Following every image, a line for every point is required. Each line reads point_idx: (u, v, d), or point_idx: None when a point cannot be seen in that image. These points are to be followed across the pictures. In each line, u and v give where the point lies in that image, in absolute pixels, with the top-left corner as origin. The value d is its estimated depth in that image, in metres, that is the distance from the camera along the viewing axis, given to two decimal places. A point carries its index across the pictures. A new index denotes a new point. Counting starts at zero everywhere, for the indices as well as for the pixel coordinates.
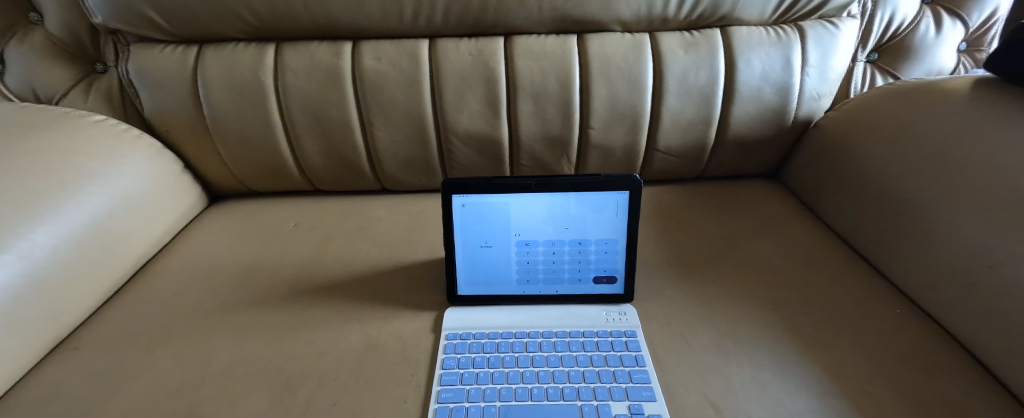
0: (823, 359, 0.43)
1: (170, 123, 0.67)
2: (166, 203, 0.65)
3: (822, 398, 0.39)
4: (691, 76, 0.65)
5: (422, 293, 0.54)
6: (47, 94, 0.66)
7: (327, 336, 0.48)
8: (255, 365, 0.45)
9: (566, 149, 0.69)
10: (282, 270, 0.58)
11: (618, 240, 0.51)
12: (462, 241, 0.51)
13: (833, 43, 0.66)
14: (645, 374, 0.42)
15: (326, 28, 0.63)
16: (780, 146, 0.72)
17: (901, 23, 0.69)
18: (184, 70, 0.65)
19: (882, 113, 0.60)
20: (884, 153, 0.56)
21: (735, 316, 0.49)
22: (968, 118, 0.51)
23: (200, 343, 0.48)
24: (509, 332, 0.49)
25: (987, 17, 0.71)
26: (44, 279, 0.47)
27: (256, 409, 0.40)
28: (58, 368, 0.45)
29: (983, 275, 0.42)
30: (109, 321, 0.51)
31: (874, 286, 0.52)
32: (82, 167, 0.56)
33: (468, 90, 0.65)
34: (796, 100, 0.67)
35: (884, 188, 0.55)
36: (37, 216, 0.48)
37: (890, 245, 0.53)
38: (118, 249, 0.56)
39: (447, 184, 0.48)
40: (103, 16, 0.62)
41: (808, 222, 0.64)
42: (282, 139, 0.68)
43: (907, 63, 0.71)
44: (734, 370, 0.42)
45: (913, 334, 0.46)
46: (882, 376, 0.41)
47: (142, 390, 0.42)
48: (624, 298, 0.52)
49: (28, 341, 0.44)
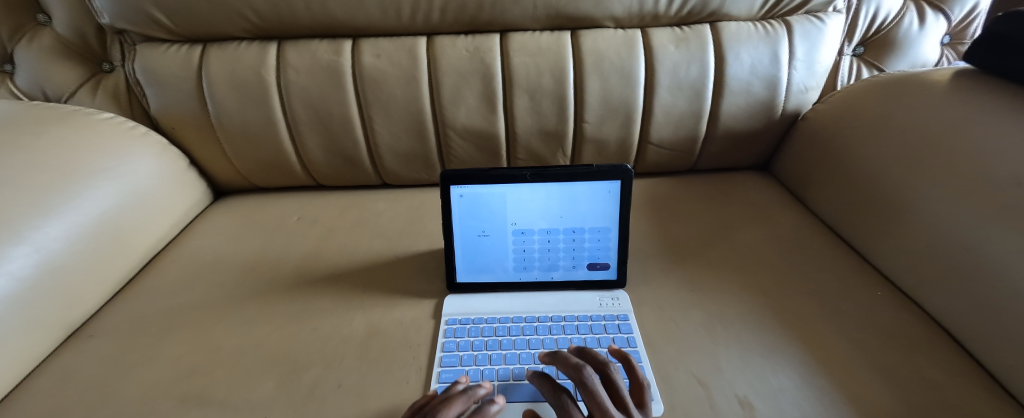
0: (806, 338, 0.45)
1: (176, 121, 0.69)
2: (173, 198, 0.67)
3: (804, 375, 0.41)
4: (682, 70, 0.66)
5: (422, 282, 0.56)
6: (56, 93, 0.68)
7: (331, 323, 0.50)
8: (263, 349, 0.47)
9: (562, 143, 0.71)
10: (286, 261, 0.60)
11: (611, 228, 0.53)
12: (461, 231, 0.53)
13: (819, 37, 0.68)
14: (636, 355, 0.44)
15: (327, 27, 0.65)
16: (769, 138, 0.74)
17: (885, 18, 0.70)
18: (189, 69, 0.66)
19: (866, 105, 0.62)
20: (868, 143, 0.58)
21: (724, 300, 0.51)
22: (947, 109, 0.53)
23: (209, 331, 0.50)
24: (506, 317, 0.51)
25: (969, 11, 0.72)
26: (57, 270, 0.49)
27: (267, 391, 0.42)
28: (75, 355, 0.47)
29: (959, 258, 0.44)
30: (121, 311, 0.53)
31: (857, 271, 0.54)
32: (92, 163, 0.58)
33: (465, 86, 0.67)
34: (784, 93, 0.69)
35: (868, 177, 0.56)
36: (49, 210, 0.50)
37: (872, 232, 0.55)
38: (127, 242, 0.58)
39: (446, 175, 0.50)
40: (110, 16, 0.64)
41: (796, 211, 0.66)
42: (285, 135, 0.70)
43: (892, 56, 0.73)
44: (722, 350, 0.45)
45: (892, 315, 0.48)
46: (862, 354, 0.43)
47: (156, 374, 0.44)
48: (617, 284, 0.54)
49: (44, 329, 0.46)
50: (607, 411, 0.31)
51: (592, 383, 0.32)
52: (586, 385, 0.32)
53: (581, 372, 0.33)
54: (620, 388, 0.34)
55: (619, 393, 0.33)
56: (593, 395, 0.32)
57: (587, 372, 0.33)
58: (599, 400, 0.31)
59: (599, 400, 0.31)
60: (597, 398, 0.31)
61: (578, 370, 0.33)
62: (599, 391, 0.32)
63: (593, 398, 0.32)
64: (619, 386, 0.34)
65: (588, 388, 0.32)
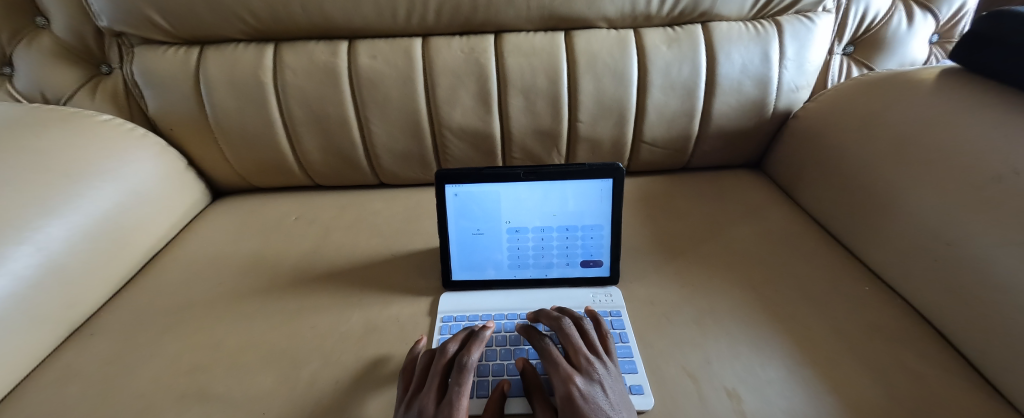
0: (794, 332, 0.46)
1: (174, 122, 0.70)
2: (172, 199, 0.67)
3: (792, 368, 0.42)
4: (674, 70, 0.67)
5: (418, 280, 0.57)
6: (54, 95, 0.68)
7: (328, 320, 0.51)
8: (262, 347, 0.48)
9: (556, 142, 0.72)
10: (284, 260, 0.61)
11: (604, 226, 0.54)
12: (456, 230, 0.54)
13: (809, 37, 0.69)
14: (627, 350, 0.45)
15: (323, 28, 0.66)
16: (761, 136, 0.75)
17: (875, 18, 0.71)
18: (187, 71, 0.67)
19: (855, 103, 0.63)
20: (856, 140, 0.59)
21: (714, 295, 0.52)
22: (934, 107, 0.54)
23: (208, 328, 0.50)
24: (501, 314, 0.51)
25: (957, 10, 0.73)
26: (59, 269, 0.49)
27: (266, 386, 0.43)
28: (76, 353, 0.48)
29: (944, 252, 0.45)
30: (121, 310, 0.54)
31: (847, 266, 0.55)
32: (93, 163, 0.58)
33: (460, 86, 0.67)
34: (774, 91, 0.70)
35: (857, 173, 0.57)
36: (51, 210, 0.51)
37: (860, 228, 0.56)
38: (127, 242, 0.58)
39: (440, 174, 0.51)
40: (108, 19, 0.64)
41: (788, 208, 0.67)
42: (282, 135, 0.71)
43: (881, 55, 0.74)
44: (712, 343, 0.45)
45: (879, 308, 0.49)
46: (850, 348, 0.44)
47: (157, 371, 0.45)
48: (610, 280, 0.55)
49: (47, 327, 0.47)
50: (579, 349, 0.39)
51: (568, 328, 0.41)
52: (563, 330, 0.41)
53: (560, 321, 0.42)
54: (591, 334, 0.41)
55: (590, 338, 0.41)
56: (568, 336, 0.40)
57: (564, 321, 0.42)
58: (573, 340, 0.40)
59: (572, 341, 0.39)
60: (571, 340, 0.40)
61: (557, 319, 0.42)
62: (572, 334, 0.40)
63: (568, 339, 0.40)
64: (590, 334, 0.41)
65: (564, 331, 0.41)
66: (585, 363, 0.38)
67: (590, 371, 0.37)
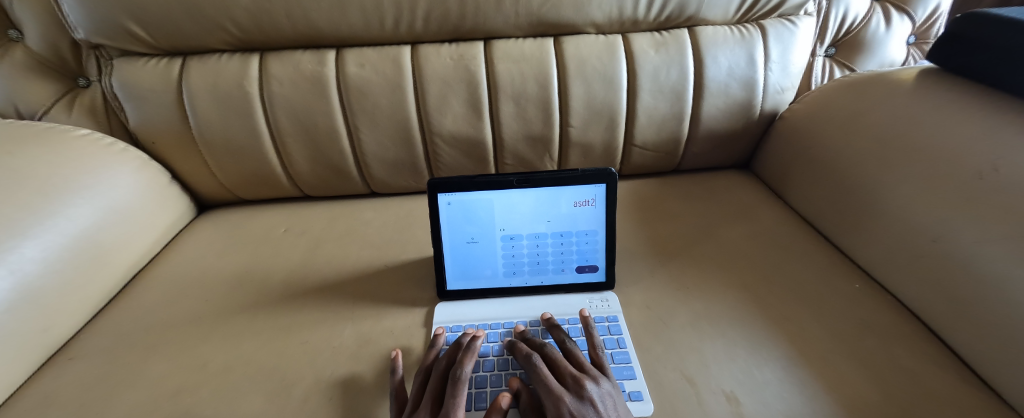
0: (789, 332, 0.47)
1: (156, 135, 0.68)
2: (154, 215, 0.66)
3: (787, 368, 0.43)
4: (663, 74, 0.68)
5: (413, 291, 0.56)
6: (29, 110, 0.66)
7: (320, 335, 0.50)
8: (251, 365, 0.46)
9: (548, 148, 0.72)
10: (273, 274, 0.60)
11: (599, 231, 0.54)
12: (449, 239, 0.53)
13: (792, 40, 0.70)
14: (626, 355, 0.45)
15: (308, 36, 0.65)
16: (750, 137, 0.76)
17: (854, 20, 0.73)
18: (169, 83, 0.65)
19: (839, 103, 0.64)
20: (841, 140, 0.60)
21: (710, 297, 0.52)
22: (915, 107, 0.55)
23: (194, 348, 0.49)
24: (497, 323, 0.51)
25: (932, 12, 0.76)
26: (34, 292, 0.48)
27: (256, 406, 0.42)
28: (55, 378, 0.46)
29: (928, 248, 0.46)
30: (102, 331, 0.52)
31: (837, 264, 0.56)
32: (69, 180, 0.56)
33: (451, 93, 0.67)
34: (761, 93, 0.71)
35: (843, 173, 0.58)
36: (24, 230, 0.49)
37: (847, 226, 0.57)
38: (107, 261, 0.56)
39: (433, 183, 0.51)
40: (85, 31, 0.62)
41: (777, 208, 0.68)
42: (269, 146, 0.69)
43: (861, 56, 0.76)
44: (709, 346, 0.46)
45: (870, 305, 0.50)
46: (843, 346, 0.45)
47: (139, 396, 0.44)
48: (606, 286, 0.55)
49: (20, 355, 0.45)
50: (567, 369, 0.38)
51: (552, 353, 0.41)
52: (548, 355, 0.41)
53: (544, 346, 0.42)
54: (578, 356, 0.41)
55: (578, 359, 0.41)
56: (554, 360, 0.40)
57: (547, 347, 0.42)
58: (560, 362, 0.39)
59: (560, 364, 0.39)
60: (558, 362, 0.39)
61: (540, 345, 0.42)
62: (559, 358, 0.40)
63: (555, 363, 0.39)
64: (577, 355, 0.41)
65: (549, 357, 0.40)
66: (574, 383, 0.37)
67: (581, 390, 0.36)
